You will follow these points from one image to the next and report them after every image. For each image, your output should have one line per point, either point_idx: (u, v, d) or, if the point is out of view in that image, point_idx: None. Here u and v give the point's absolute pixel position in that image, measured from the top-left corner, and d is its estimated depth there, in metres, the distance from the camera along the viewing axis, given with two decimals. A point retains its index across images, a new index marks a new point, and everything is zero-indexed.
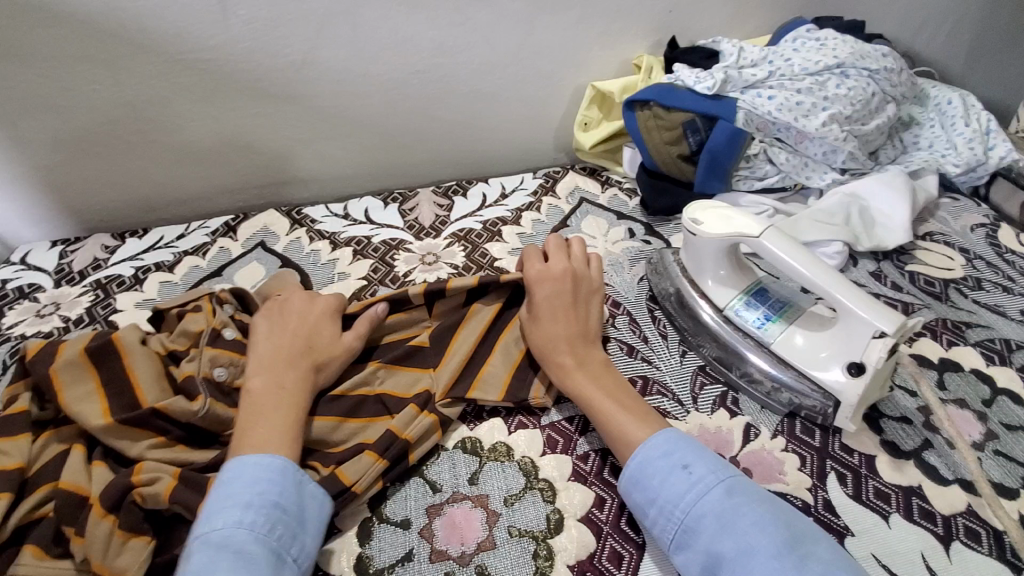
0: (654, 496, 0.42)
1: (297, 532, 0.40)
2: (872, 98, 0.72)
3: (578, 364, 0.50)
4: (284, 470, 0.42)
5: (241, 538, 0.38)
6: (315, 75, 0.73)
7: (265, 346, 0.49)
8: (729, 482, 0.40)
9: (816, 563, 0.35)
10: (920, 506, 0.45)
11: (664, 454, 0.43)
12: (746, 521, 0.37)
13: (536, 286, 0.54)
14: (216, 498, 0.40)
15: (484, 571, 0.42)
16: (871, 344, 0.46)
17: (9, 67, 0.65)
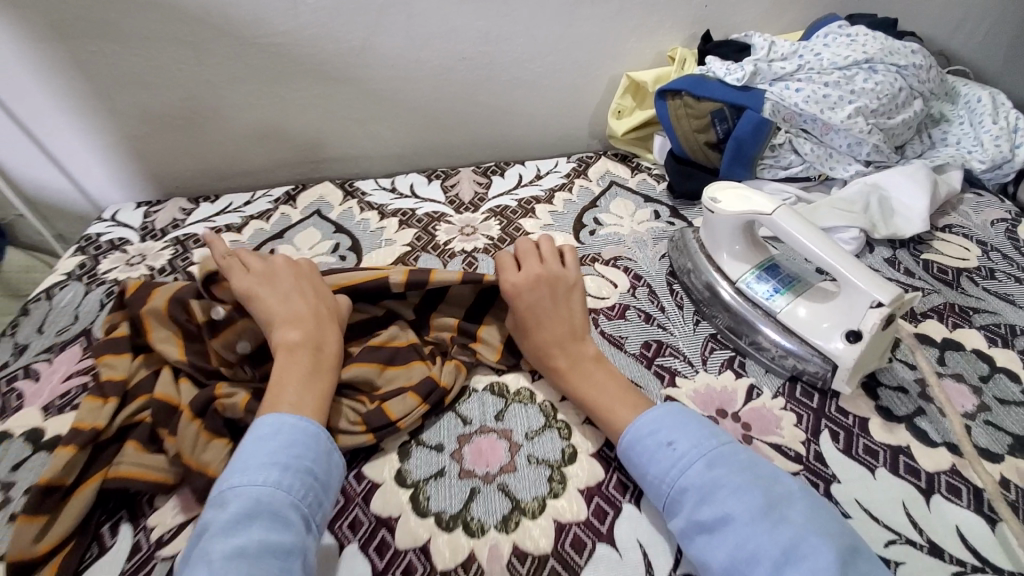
0: (644, 470, 0.46)
1: (321, 496, 0.44)
2: (899, 93, 0.75)
3: (572, 365, 0.54)
4: (316, 439, 0.46)
5: (278, 496, 0.41)
6: (372, 60, 0.81)
7: (294, 315, 0.54)
8: (711, 456, 0.44)
9: (787, 528, 0.39)
10: (905, 463, 0.50)
11: (652, 432, 0.47)
12: (725, 492, 0.42)
13: (515, 296, 0.56)
14: (251, 457, 0.43)
15: (506, 488, 0.49)
16: (868, 313, 0.50)
17: (112, 46, 0.75)
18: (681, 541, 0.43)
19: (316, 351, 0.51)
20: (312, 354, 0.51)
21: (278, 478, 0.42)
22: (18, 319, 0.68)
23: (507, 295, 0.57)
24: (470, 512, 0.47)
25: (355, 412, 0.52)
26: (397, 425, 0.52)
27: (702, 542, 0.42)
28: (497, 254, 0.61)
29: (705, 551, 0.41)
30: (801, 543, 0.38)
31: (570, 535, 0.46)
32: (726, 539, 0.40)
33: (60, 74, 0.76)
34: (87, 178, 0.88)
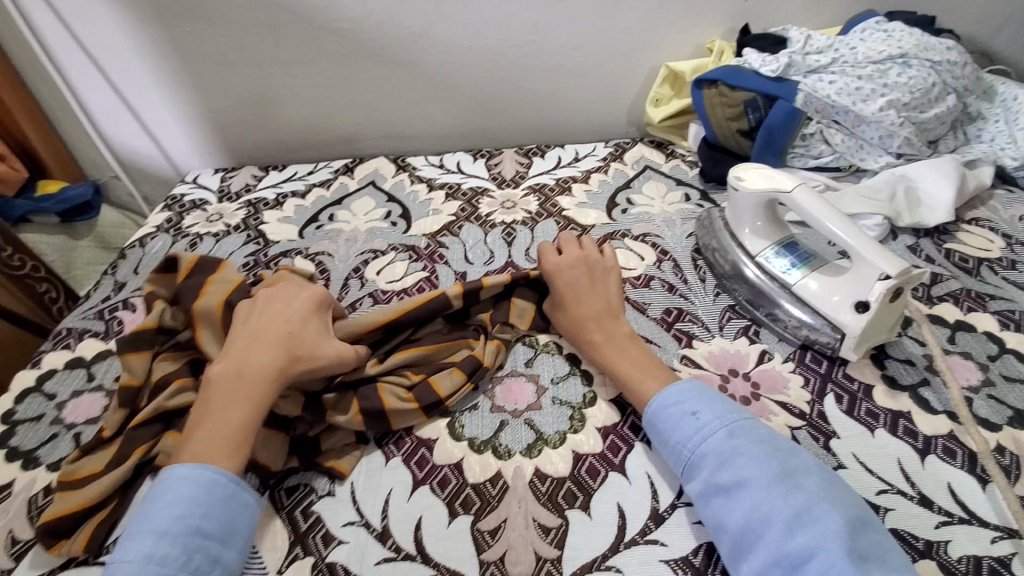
0: (666, 437, 0.50)
1: (215, 552, 0.43)
2: (932, 87, 0.77)
3: (606, 339, 0.57)
4: (209, 491, 0.44)
5: (151, 569, 0.40)
6: (428, 45, 0.88)
7: (251, 336, 0.53)
8: (732, 426, 0.48)
9: (800, 493, 0.42)
10: (904, 426, 0.53)
11: (678, 402, 0.50)
12: (743, 459, 0.45)
13: (556, 273, 0.62)
14: (135, 528, 0.43)
15: (532, 422, 0.55)
16: (876, 285, 0.54)
17: (202, 27, 0.84)
18: (697, 503, 0.47)
19: (243, 374, 0.49)
20: (241, 380, 0.49)
21: (156, 550, 0.41)
22: (117, 261, 0.79)
23: (549, 274, 0.62)
24: (499, 439, 0.54)
25: (403, 387, 0.56)
26: (445, 402, 0.55)
27: (717, 503, 0.45)
28: (542, 243, 0.67)
29: (720, 511, 0.44)
30: (813, 505, 0.41)
31: (586, 463, 0.52)
32: (740, 502, 0.43)
33: (156, 51, 0.87)
34: (173, 146, 0.99)
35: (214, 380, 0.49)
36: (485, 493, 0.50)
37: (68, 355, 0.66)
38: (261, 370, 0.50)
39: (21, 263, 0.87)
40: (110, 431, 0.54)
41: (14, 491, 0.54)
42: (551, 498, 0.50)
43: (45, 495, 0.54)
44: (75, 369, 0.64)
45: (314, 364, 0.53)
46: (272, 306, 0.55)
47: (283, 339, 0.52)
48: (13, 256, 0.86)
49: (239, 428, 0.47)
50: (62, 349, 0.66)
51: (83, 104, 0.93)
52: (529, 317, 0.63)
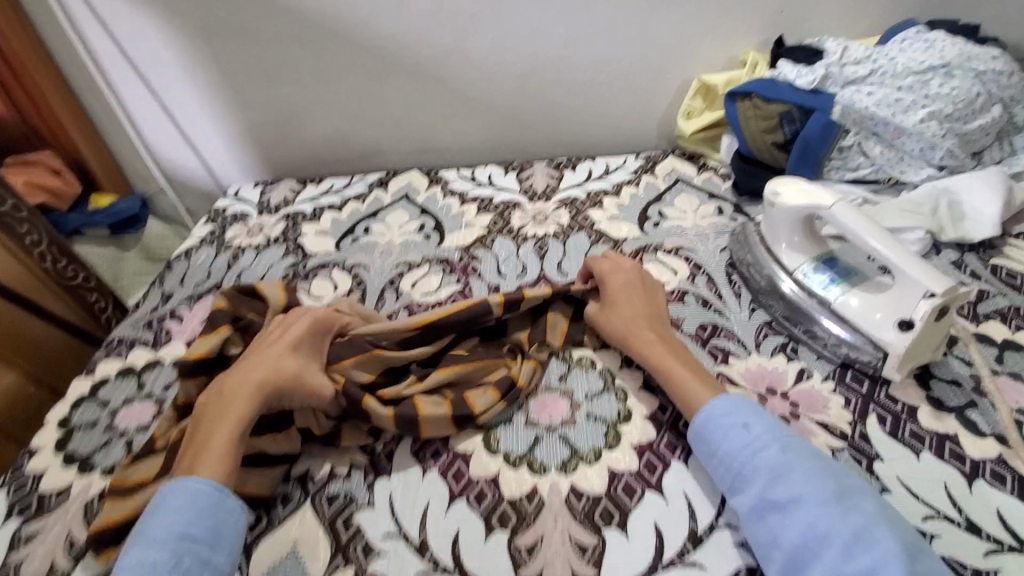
0: (715, 448, 0.49)
1: (206, 554, 0.45)
2: (976, 98, 0.75)
3: (656, 338, 0.58)
4: (194, 498, 0.46)
5: (144, 573, 0.43)
6: (460, 61, 0.89)
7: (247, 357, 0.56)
8: (784, 442, 0.48)
9: (857, 513, 0.42)
10: (951, 449, 0.52)
11: (729, 413, 0.50)
12: (797, 475, 0.45)
13: (610, 276, 0.63)
14: (131, 539, 0.45)
15: (567, 437, 0.55)
16: (921, 303, 0.53)
17: (248, 47, 0.88)
18: (746, 518, 0.46)
19: (224, 395, 0.52)
20: (222, 398, 0.52)
21: (147, 558, 0.43)
22: (164, 273, 0.82)
23: (600, 277, 0.64)
24: (535, 455, 0.54)
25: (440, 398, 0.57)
26: (477, 417, 0.56)
27: (772, 519, 0.44)
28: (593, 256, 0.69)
29: (775, 528, 0.44)
30: (871, 526, 0.42)
31: (622, 481, 0.52)
32: (797, 518, 0.43)
33: (202, 70, 0.90)
34: (214, 159, 1.03)
35: (205, 397, 0.53)
36: (522, 508, 0.51)
37: (120, 363, 0.69)
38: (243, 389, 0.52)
39: (74, 274, 0.91)
40: (162, 439, 0.57)
41: (72, 494, 0.57)
42: (588, 516, 0.50)
43: (100, 500, 0.57)
44: (127, 377, 0.67)
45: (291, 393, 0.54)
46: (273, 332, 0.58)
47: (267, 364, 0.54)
48: (67, 267, 0.90)
49: (214, 441, 0.50)
50: (114, 358, 0.70)
51: (134, 121, 0.97)
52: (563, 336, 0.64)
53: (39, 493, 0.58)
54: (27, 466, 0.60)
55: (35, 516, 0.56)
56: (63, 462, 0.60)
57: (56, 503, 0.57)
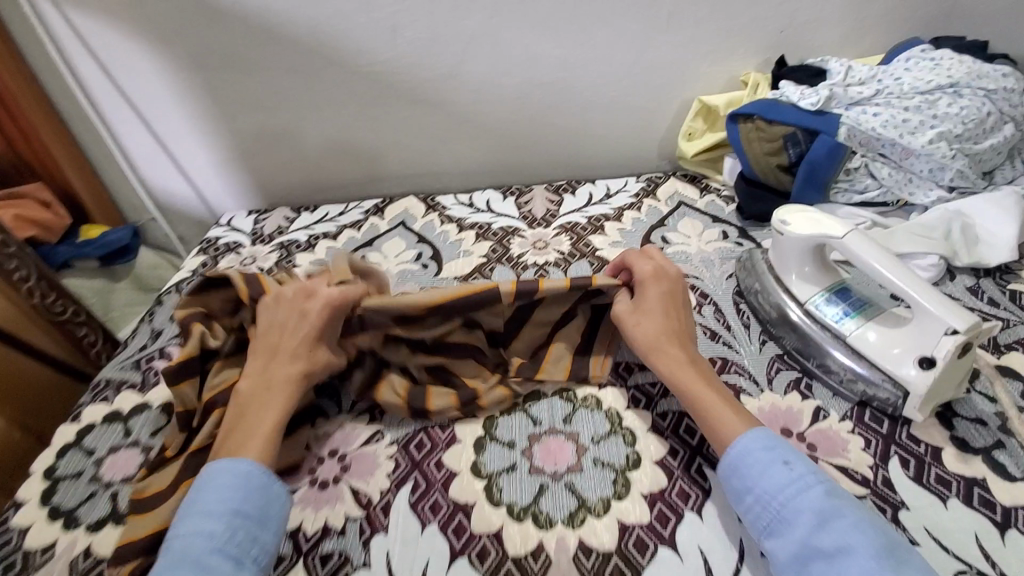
0: (752, 484, 0.47)
1: (256, 532, 0.46)
2: (987, 117, 0.73)
3: (689, 359, 0.55)
4: (245, 478, 0.47)
5: (200, 544, 0.44)
6: (457, 86, 0.88)
7: (269, 342, 0.55)
8: (828, 484, 0.45)
9: (909, 569, 0.40)
10: (980, 495, 0.49)
11: (768, 449, 0.47)
12: (845, 522, 0.42)
13: (649, 283, 0.59)
14: (186, 507, 0.47)
15: (573, 486, 0.53)
16: (943, 339, 0.51)
17: (240, 75, 0.86)
18: (785, 565, 0.43)
19: (268, 387, 0.53)
20: (264, 390, 0.53)
21: (204, 528, 0.45)
22: (154, 308, 0.80)
23: (639, 282, 0.60)
24: (540, 506, 0.51)
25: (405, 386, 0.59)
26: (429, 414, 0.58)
27: (816, 568, 0.42)
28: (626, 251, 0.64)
29: None
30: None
31: (633, 535, 0.49)
32: (845, 569, 0.40)
33: (193, 97, 0.88)
34: (207, 187, 1.01)
35: (242, 389, 0.53)
36: (528, 567, 0.48)
37: (107, 408, 0.66)
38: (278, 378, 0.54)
39: (63, 308, 0.88)
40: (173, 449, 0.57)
41: (56, 553, 0.54)
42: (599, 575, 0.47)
43: (85, 559, 0.54)
44: (113, 423, 0.64)
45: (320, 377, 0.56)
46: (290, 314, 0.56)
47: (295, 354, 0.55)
48: (56, 302, 0.87)
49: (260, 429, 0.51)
50: (101, 402, 0.67)
51: (125, 150, 0.95)
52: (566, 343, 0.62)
53: (22, 551, 0.55)
54: (10, 521, 0.57)
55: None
56: (46, 517, 0.57)
57: (39, 563, 0.54)
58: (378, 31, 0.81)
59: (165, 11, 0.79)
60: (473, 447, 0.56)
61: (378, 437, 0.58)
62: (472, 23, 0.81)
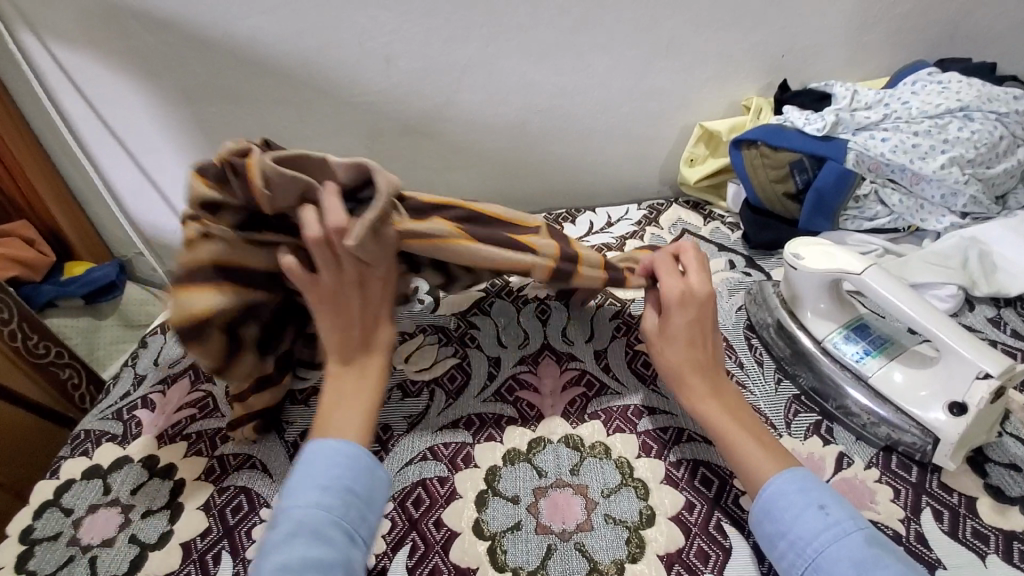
0: (786, 529, 0.44)
1: (364, 512, 0.45)
2: (999, 141, 0.71)
3: (715, 391, 0.53)
4: (356, 457, 0.47)
5: (318, 517, 0.43)
6: (453, 115, 0.86)
7: (337, 339, 0.52)
8: (868, 532, 0.43)
9: None
10: (1021, 550, 0.46)
11: (802, 490, 0.45)
12: (887, 573, 0.40)
13: (674, 310, 0.56)
14: (297, 479, 0.46)
15: (583, 547, 0.49)
16: (975, 384, 0.48)
17: (231, 107, 0.84)
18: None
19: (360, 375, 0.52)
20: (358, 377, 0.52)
21: (320, 500, 0.44)
22: (138, 351, 0.76)
23: (667, 306, 0.56)
24: (548, 569, 0.48)
25: None
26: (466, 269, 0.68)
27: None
28: (649, 258, 0.60)
29: None
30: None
31: None
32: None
33: (181, 130, 0.86)
34: None
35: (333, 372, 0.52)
36: None
37: (86, 462, 0.62)
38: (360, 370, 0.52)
39: (45, 350, 0.85)
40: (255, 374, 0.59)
41: None
42: None
43: None
44: (92, 480, 0.60)
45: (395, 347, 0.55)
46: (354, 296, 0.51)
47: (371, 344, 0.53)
48: (37, 343, 0.84)
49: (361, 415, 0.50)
50: (80, 456, 0.63)
51: (110, 184, 0.93)
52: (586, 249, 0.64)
53: None
54: None
55: None
56: None
57: None
58: (371, 62, 0.79)
59: (154, 45, 0.77)
60: (474, 503, 0.53)
61: None
62: (467, 53, 0.79)
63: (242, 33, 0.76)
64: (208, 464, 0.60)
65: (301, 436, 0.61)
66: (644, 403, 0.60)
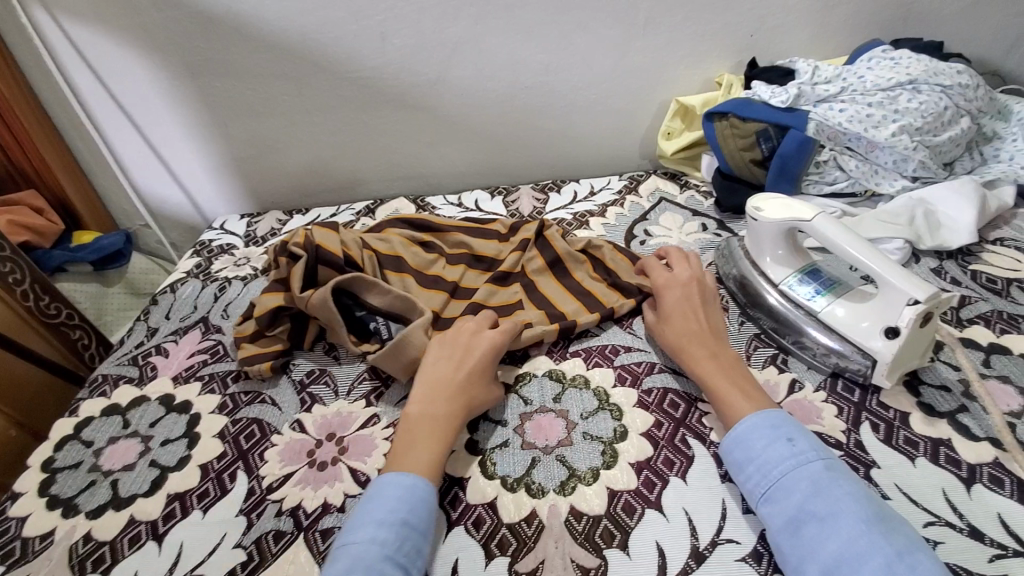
0: (755, 454, 0.49)
1: (418, 543, 0.46)
2: (945, 111, 0.78)
3: (711, 356, 0.57)
4: (418, 491, 0.48)
5: (372, 550, 0.44)
6: (444, 91, 0.91)
7: (434, 377, 0.57)
8: (828, 460, 0.47)
9: (897, 536, 0.41)
10: (946, 454, 0.52)
11: (773, 426, 0.50)
12: (840, 491, 0.44)
13: (665, 292, 0.63)
14: (359, 514, 0.48)
15: (564, 458, 0.55)
16: (905, 310, 0.54)
17: (234, 81, 0.88)
18: (778, 528, 0.45)
19: (430, 421, 0.53)
20: (429, 427, 0.53)
21: (374, 535, 0.45)
22: (149, 308, 0.80)
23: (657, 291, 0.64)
24: (532, 476, 0.54)
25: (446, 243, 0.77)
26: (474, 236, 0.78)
27: (808, 531, 0.43)
28: (651, 261, 0.69)
29: (811, 540, 0.43)
30: (911, 550, 0.41)
31: (621, 501, 0.51)
32: (835, 531, 0.42)
33: (186, 104, 0.91)
34: (199, 193, 1.03)
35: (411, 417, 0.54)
36: (522, 533, 0.50)
37: (104, 402, 0.67)
38: (438, 409, 0.54)
39: (57, 311, 0.90)
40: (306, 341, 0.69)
41: (56, 539, 0.54)
42: (588, 538, 0.49)
43: (86, 543, 0.54)
44: (111, 416, 0.65)
45: (478, 410, 0.57)
46: (459, 343, 0.59)
47: (458, 388, 0.56)
48: (49, 305, 0.88)
49: (421, 453, 0.51)
50: (98, 397, 0.67)
51: (117, 156, 0.97)
52: (575, 277, 0.73)
53: (21, 539, 0.55)
54: (8, 511, 0.57)
55: (18, 563, 0.53)
56: (45, 506, 0.57)
57: (39, 550, 0.54)
58: (369, 38, 0.85)
59: (162, 22, 0.82)
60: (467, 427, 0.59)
61: (372, 422, 0.60)
62: (457, 30, 0.85)
63: (246, 11, 0.81)
64: (221, 400, 0.65)
65: (307, 374, 0.67)
66: (621, 343, 0.66)
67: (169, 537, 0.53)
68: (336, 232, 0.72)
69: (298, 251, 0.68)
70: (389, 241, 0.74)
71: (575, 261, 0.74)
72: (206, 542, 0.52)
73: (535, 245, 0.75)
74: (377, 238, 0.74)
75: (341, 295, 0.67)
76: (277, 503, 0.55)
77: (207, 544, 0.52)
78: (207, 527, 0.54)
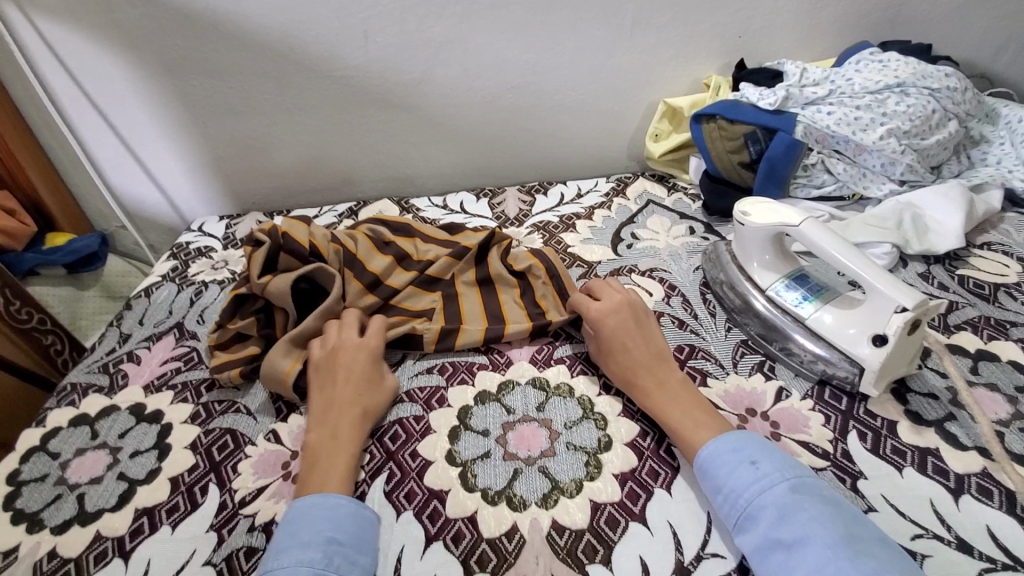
0: (721, 483, 0.48)
1: (353, 556, 0.45)
2: (932, 114, 0.77)
3: (658, 386, 0.56)
4: (341, 506, 0.48)
5: (301, 570, 0.42)
6: (429, 91, 0.89)
7: (326, 398, 0.56)
8: (794, 481, 0.46)
9: (869, 560, 0.39)
10: (934, 463, 0.52)
11: (735, 450, 0.49)
12: (806, 515, 0.43)
13: (602, 322, 0.61)
14: (279, 541, 0.45)
15: (547, 470, 0.54)
16: (893, 317, 0.53)
17: (212, 79, 0.86)
18: (752, 558, 0.44)
19: (331, 437, 0.53)
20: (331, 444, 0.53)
21: (301, 556, 0.43)
22: (123, 312, 0.78)
23: (592, 322, 0.62)
24: (514, 489, 0.52)
25: (412, 246, 0.74)
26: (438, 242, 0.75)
27: (778, 560, 0.42)
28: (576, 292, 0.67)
29: (781, 570, 0.41)
30: (883, 575, 0.38)
31: (604, 513, 0.50)
32: (804, 559, 0.41)
33: (163, 102, 0.88)
34: (178, 194, 1.00)
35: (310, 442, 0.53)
36: (502, 548, 0.48)
37: (73, 412, 0.64)
38: (337, 426, 0.54)
39: (27, 315, 0.87)
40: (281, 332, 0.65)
41: (18, 556, 0.52)
42: (570, 553, 0.48)
43: (50, 560, 0.51)
44: (79, 426, 0.63)
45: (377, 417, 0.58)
46: (343, 356, 0.59)
47: (354, 400, 0.56)
48: (20, 309, 0.86)
49: (331, 470, 0.51)
50: (66, 406, 0.65)
51: (92, 156, 0.94)
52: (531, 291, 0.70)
53: None
54: None
55: None
56: (7, 521, 0.55)
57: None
58: (351, 36, 0.82)
59: (138, 19, 0.79)
60: (447, 437, 0.57)
61: None
62: (442, 29, 0.83)
63: (225, 8, 0.79)
64: (194, 409, 0.63)
65: None
66: None
67: (136, 554, 0.51)
68: (307, 224, 0.70)
69: (262, 236, 0.67)
70: (356, 239, 0.71)
71: (505, 284, 0.71)
72: (175, 558, 0.50)
73: (473, 257, 0.72)
74: (346, 233, 0.71)
75: (300, 281, 0.66)
76: (250, 518, 0.53)
77: (176, 561, 0.50)
78: (176, 544, 0.52)
